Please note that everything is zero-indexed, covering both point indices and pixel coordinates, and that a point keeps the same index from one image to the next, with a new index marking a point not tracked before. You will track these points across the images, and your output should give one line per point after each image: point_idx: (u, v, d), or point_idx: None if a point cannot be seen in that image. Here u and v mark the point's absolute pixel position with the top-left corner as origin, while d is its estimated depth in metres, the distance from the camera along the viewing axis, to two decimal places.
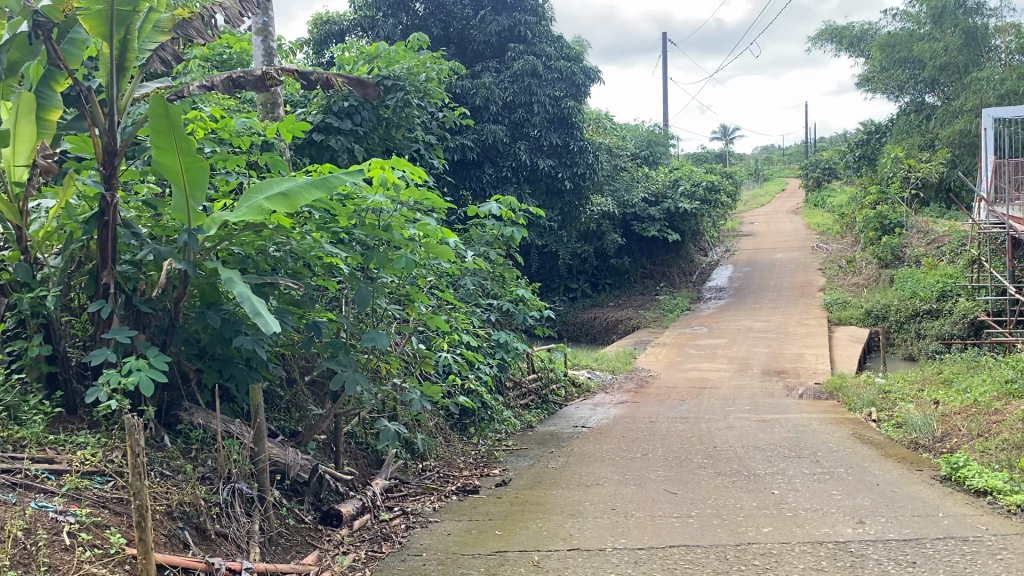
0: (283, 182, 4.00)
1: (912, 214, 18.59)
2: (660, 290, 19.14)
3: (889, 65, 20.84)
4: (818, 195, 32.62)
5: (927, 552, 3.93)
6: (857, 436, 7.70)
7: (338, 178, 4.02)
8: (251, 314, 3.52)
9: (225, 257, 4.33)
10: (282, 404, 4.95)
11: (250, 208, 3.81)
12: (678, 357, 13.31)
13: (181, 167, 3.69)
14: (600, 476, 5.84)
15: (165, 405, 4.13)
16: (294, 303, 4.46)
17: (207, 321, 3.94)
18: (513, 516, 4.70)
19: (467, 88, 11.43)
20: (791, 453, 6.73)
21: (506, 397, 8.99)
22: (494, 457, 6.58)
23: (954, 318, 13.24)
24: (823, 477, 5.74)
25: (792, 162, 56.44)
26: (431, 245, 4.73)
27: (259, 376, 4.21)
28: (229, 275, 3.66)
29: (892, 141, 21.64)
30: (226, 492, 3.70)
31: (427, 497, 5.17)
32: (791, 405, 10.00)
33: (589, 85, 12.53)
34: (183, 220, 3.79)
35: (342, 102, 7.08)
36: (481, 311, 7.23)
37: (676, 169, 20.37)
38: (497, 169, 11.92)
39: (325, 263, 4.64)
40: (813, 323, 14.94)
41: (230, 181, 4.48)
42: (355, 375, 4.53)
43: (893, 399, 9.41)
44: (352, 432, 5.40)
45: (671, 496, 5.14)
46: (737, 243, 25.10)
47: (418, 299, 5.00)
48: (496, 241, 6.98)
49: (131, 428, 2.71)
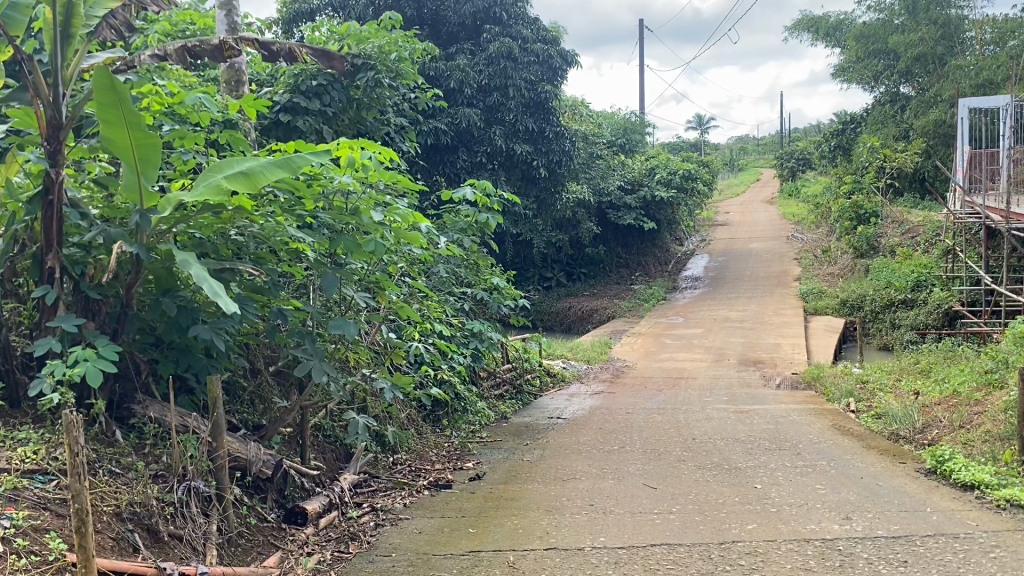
0: (243, 161, 3.75)
1: (887, 204, 18.60)
2: (636, 280, 19.01)
3: (865, 55, 20.82)
4: (793, 185, 32.69)
5: (917, 550, 3.79)
6: (837, 427, 7.60)
7: (303, 157, 3.79)
8: (211, 295, 3.29)
9: (182, 241, 4.07)
10: (244, 396, 4.70)
11: (208, 187, 3.57)
12: (654, 347, 13.18)
13: (131, 144, 3.44)
14: (577, 470, 5.66)
15: (117, 397, 3.88)
16: (257, 290, 4.22)
17: (163, 309, 3.69)
18: (487, 513, 4.50)
19: (441, 71, 11.15)
20: (772, 446, 6.59)
21: (480, 387, 8.81)
22: (467, 449, 6.39)
23: (928, 309, 13.22)
24: (806, 470, 5.60)
25: (766, 152, 56.56)
26: (402, 231, 4.49)
27: (218, 367, 3.98)
28: (184, 256, 3.40)
29: (867, 131, 21.65)
30: (182, 491, 3.47)
31: (397, 492, 4.96)
32: (769, 395, 9.89)
33: (566, 69, 12.32)
34: (135, 200, 3.55)
35: (310, 80, 6.88)
36: (454, 299, 7.01)
37: (652, 157, 20.22)
38: (471, 154, 11.64)
39: (289, 249, 4.40)
40: (789, 313, 14.88)
41: (187, 160, 4.22)
42: (321, 366, 4.30)
43: (871, 389, 9.34)
44: (319, 424, 5.17)
45: (650, 491, 4.97)
46: (712, 232, 25.05)
47: (388, 287, 4.76)
48: (472, 227, 6.75)
49: (68, 425, 2.47)
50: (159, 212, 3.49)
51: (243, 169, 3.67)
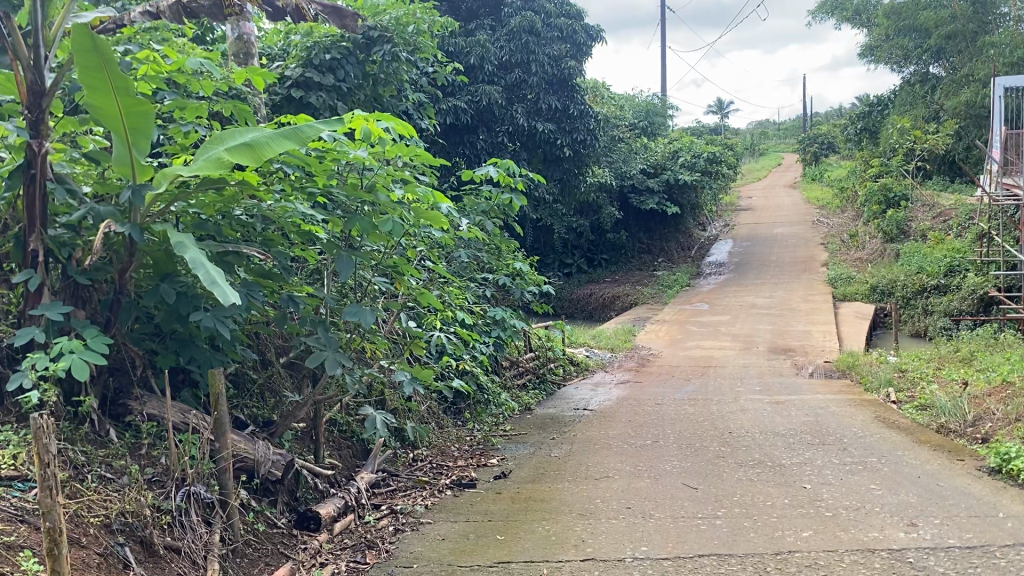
0: (246, 132, 3.41)
1: (917, 186, 18.08)
2: (658, 265, 18.57)
3: (894, 34, 20.14)
4: (816, 169, 32.07)
5: (996, 563, 3.40)
6: (881, 419, 7.19)
7: (312, 126, 3.44)
8: (206, 283, 2.95)
9: (182, 221, 3.73)
10: (254, 390, 4.38)
11: (208, 161, 3.24)
12: (680, 334, 12.79)
13: (120, 113, 3.09)
14: (609, 467, 5.28)
15: (110, 393, 3.55)
16: (265, 276, 3.84)
17: (161, 295, 3.33)
18: (517, 517, 4.14)
19: (460, 46, 10.74)
20: (814, 440, 6.18)
21: (503, 377, 8.47)
22: (491, 443, 6.05)
23: (962, 294, 12.69)
24: (856, 468, 5.20)
25: (787, 136, 55.58)
26: (422, 211, 4.11)
27: (224, 359, 3.64)
28: (180, 239, 3.06)
29: (896, 113, 21.05)
30: (180, 497, 3.14)
31: (418, 492, 4.61)
32: (802, 385, 9.46)
33: (590, 45, 11.93)
34: (127, 175, 3.21)
35: (323, 54, 6.46)
36: (475, 286, 6.64)
37: (675, 140, 19.70)
38: (492, 134, 11.14)
39: (301, 230, 4.03)
40: (817, 299, 14.39)
41: (186, 132, 3.88)
42: (335, 357, 3.92)
43: (912, 378, 8.92)
44: (334, 419, 4.82)
45: (690, 492, 4.59)
46: (735, 218, 24.51)
47: (408, 272, 4.35)
48: (494, 210, 6.36)
49: (37, 431, 2.14)
50: (154, 188, 3.15)
51: (246, 140, 3.33)
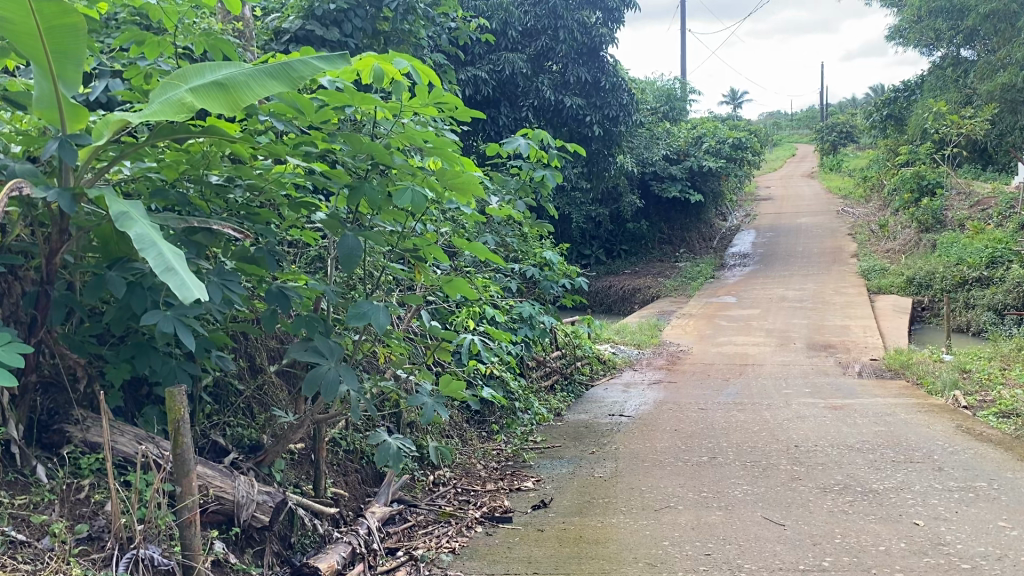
0: (220, 68, 2.57)
1: (952, 174, 17.01)
2: (680, 256, 17.67)
3: (926, 15, 19.05)
4: (833, 159, 30.96)
5: None
6: (963, 430, 6.25)
7: (307, 61, 2.56)
8: (157, 270, 2.09)
9: (138, 185, 2.87)
10: (239, 405, 3.52)
11: (166, 103, 2.37)
12: (710, 329, 11.88)
13: (37, 24, 2.27)
14: (668, 493, 4.40)
15: (45, 415, 2.73)
16: (248, 260, 2.96)
17: (107, 288, 2.46)
18: (571, 568, 3.28)
19: (481, 9, 9.81)
20: (899, 457, 5.27)
21: (527, 377, 7.59)
22: (522, 460, 5.18)
23: (1007, 287, 11.67)
24: (967, 496, 4.30)
25: (801, 127, 54.39)
26: (450, 176, 3.13)
27: (193, 370, 2.78)
28: (124, 213, 2.19)
29: (924, 98, 19.95)
30: (125, 564, 2.30)
31: (441, 529, 3.74)
32: (856, 387, 8.50)
33: (623, 12, 11.01)
34: (54, 123, 2.38)
35: (327, 4, 5.57)
36: (501, 277, 5.75)
37: (699, 125, 18.73)
38: (515, 108, 10.27)
39: (295, 203, 3.11)
40: (851, 292, 13.43)
41: (144, 70, 3.05)
42: (338, 368, 3.02)
43: (979, 380, 7.97)
44: (337, 438, 3.96)
45: (777, 531, 3.72)
46: (755, 206, 23.49)
47: (434, 255, 3.39)
48: (525, 187, 5.42)
49: None
50: (91, 139, 2.32)
51: (218, 78, 2.49)
